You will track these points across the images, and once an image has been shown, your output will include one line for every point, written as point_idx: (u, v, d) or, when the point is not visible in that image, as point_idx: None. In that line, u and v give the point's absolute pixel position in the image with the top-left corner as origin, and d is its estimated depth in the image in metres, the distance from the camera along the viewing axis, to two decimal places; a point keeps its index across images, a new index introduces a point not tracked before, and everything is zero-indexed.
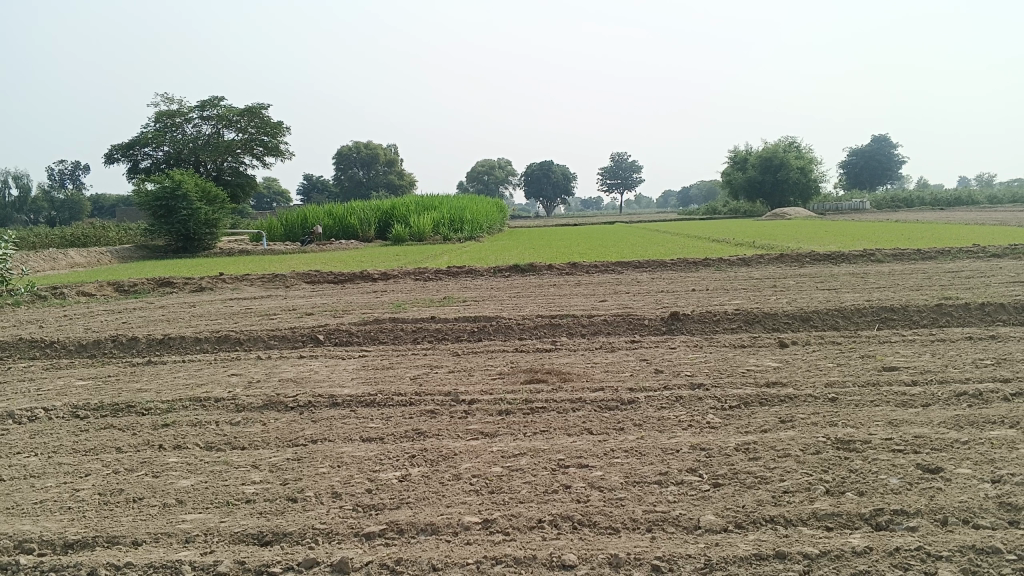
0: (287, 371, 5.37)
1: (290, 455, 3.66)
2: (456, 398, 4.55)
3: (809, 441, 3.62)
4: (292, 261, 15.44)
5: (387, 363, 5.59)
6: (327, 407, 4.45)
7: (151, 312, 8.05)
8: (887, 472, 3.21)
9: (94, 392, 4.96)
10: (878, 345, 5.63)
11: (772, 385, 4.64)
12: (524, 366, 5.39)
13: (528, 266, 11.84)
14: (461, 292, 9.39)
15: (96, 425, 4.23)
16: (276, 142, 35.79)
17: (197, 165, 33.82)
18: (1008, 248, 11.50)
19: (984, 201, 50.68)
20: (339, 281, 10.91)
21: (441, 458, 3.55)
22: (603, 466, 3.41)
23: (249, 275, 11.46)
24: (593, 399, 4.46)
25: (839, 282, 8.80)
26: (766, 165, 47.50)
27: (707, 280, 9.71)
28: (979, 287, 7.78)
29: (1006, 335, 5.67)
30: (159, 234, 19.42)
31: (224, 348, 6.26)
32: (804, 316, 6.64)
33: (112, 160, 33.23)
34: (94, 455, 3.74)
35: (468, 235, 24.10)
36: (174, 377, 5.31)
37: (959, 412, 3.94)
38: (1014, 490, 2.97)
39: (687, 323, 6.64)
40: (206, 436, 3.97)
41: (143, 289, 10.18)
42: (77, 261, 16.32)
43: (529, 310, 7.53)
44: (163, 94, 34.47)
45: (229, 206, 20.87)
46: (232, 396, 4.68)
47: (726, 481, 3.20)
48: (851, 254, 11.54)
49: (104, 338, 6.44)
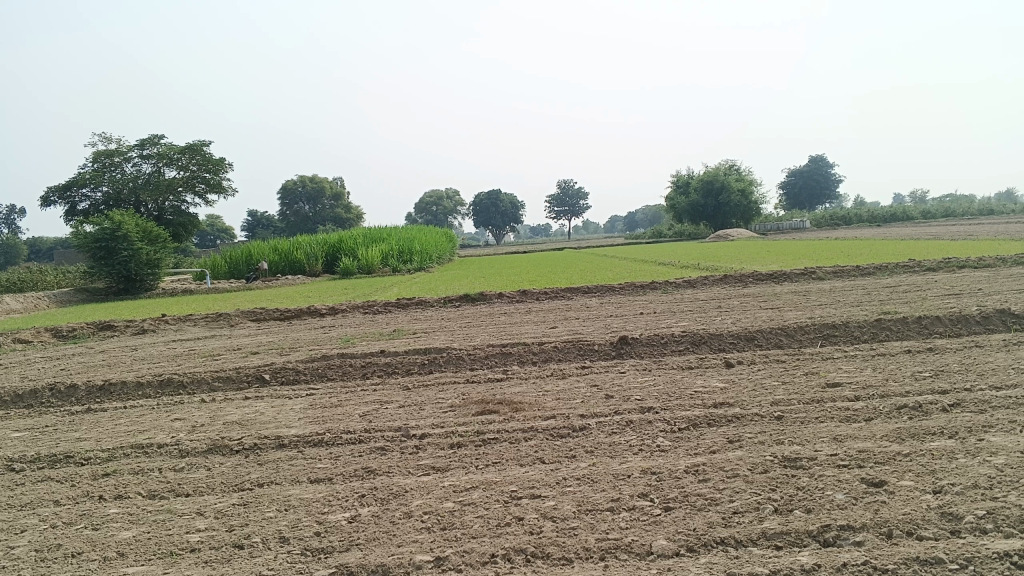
0: (233, 414, 5.25)
1: (236, 500, 3.57)
2: (406, 434, 4.50)
3: (757, 461, 3.66)
4: (236, 298, 15.17)
5: (336, 400, 5.50)
6: (274, 449, 4.36)
7: (91, 358, 7.83)
8: (833, 488, 3.26)
9: (30, 444, 4.79)
10: (821, 362, 5.74)
11: (720, 405, 4.69)
12: (475, 397, 5.36)
13: (477, 295, 11.84)
14: (410, 323, 9.36)
15: (32, 478, 4.09)
16: (219, 179, 35.33)
17: (137, 205, 33.18)
18: (942, 262, 11.86)
19: (918, 215, 52.36)
20: (286, 317, 10.79)
21: (392, 496, 3.51)
22: (555, 496, 3.40)
23: (192, 314, 11.24)
24: (544, 428, 4.45)
25: (782, 301, 8.98)
26: (707, 188, 48.33)
27: (655, 303, 9.84)
28: (916, 300, 8.01)
29: (943, 348, 5.84)
30: (99, 276, 18.97)
31: (167, 392, 6.11)
32: (749, 335, 6.74)
33: (48, 203, 32.38)
34: (30, 510, 3.60)
35: (417, 265, 24.02)
36: (115, 424, 5.15)
37: (901, 425, 4.03)
38: (955, 500, 3.05)
39: (635, 347, 6.70)
40: (148, 485, 3.86)
41: (82, 334, 9.91)
42: (13, 307, 15.83)
43: (480, 340, 7.50)
44: (99, 133, 33.85)
45: (171, 245, 20.50)
46: (175, 442, 4.57)
47: (677, 504, 3.22)
48: (793, 273, 11.80)
49: (42, 387, 6.24)
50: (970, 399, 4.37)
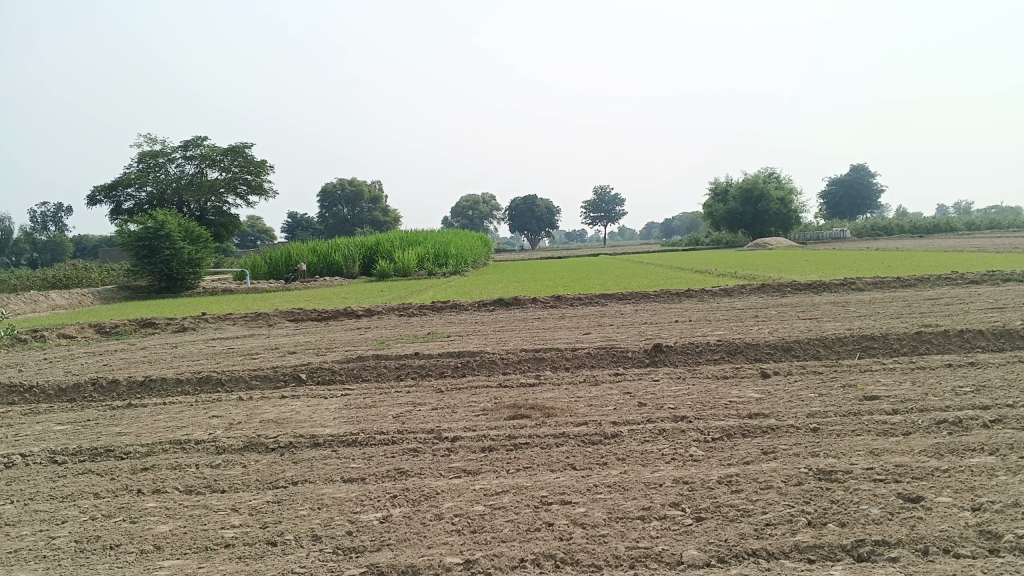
0: (268, 413, 5.31)
1: (269, 498, 3.62)
2: (439, 436, 4.53)
3: (791, 473, 3.62)
4: (275, 298, 15.36)
5: (370, 401, 5.55)
6: (308, 448, 4.41)
7: (132, 354, 7.99)
8: (869, 503, 3.22)
9: (73, 437, 4.91)
10: (859, 374, 5.66)
11: (754, 416, 4.65)
12: (508, 401, 5.37)
13: (512, 300, 11.86)
14: (445, 327, 9.40)
15: (74, 470, 4.18)
16: (260, 181, 35.84)
17: (180, 205, 33.78)
18: (986, 275, 11.61)
19: (963, 227, 51.31)
20: (323, 318, 10.91)
21: (423, 498, 3.53)
22: (585, 503, 3.39)
23: (231, 314, 11.41)
24: (576, 434, 4.45)
25: (820, 311, 8.88)
26: (746, 197, 47.88)
27: (690, 311, 9.77)
28: (959, 314, 7.86)
29: (986, 362, 5.72)
30: (142, 274, 19.33)
31: (205, 389, 6.22)
32: (785, 346, 6.66)
33: (94, 202, 33.10)
34: (71, 502, 3.69)
35: (454, 269, 24.14)
36: (154, 420, 5.24)
37: (939, 440, 3.96)
38: (994, 518, 2.99)
39: (669, 355, 6.66)
40: (185, 480, 3.93)
41: (124, 331, 10.12)
42: (59, 303, 16.21)
43: (513, 344, 7.52)
44: (146, 135, 34.64)
45: (212, 245, 20.83)
46: (212, 438, 4.65)
47: (709, 514, 3.19)
48: (832, 283, 11.65)
49: (85, 382, 6.38)
50: (1012, 416, 4.28)
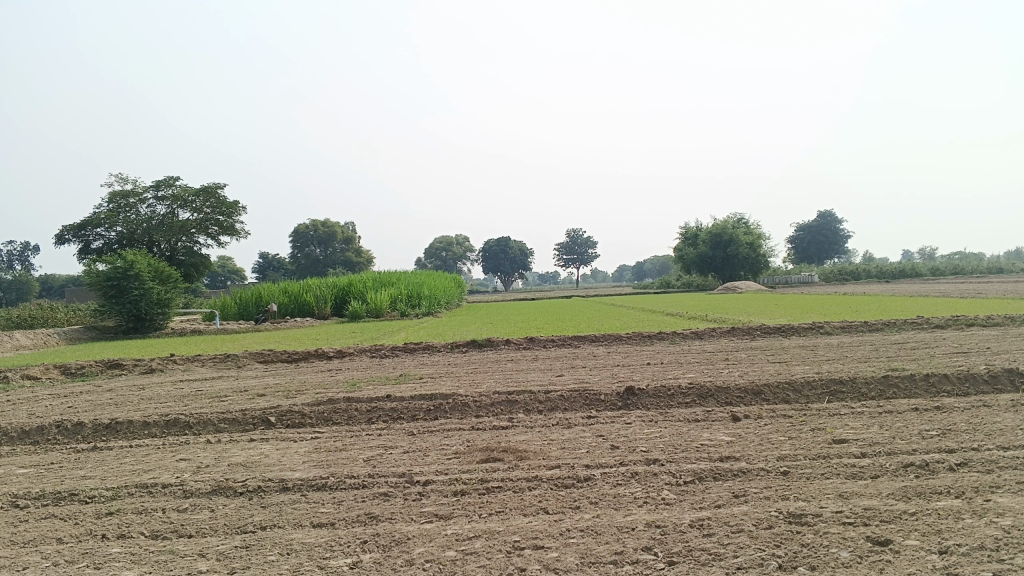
0: (237, 456, 5.24)
1: (238, 543, 3.57)
2: (410, 480, 4.50)
3: (762, 516, 3.64)
4: (245, 340, 15.19)
5: (341, 445, 5.49)
6: (277, 492, 4.36)
7: (99, 396, 7.85)
8: (838, 546, 3.24)
9: (35, 480, 4.80)
10: (828, 419, 5.70)
11: (725, 459, 4.67)
12: (480, 445, 5.34)
13: (484, 341, 11.87)
14: (418, 368, 9.36)
15: (36, 515, 4.09)
16: (232, 222, 35.68)
17: (150, 245, 33.50)
18: (950, 319, 11.85)
19: (928, 271, 52.35)
20: (293, 359, 10.83)
21: (394, 543, 3.50)
22: (557, 547, 3.38)
23: (200, 355, 11.28)
24: (549, 477, 4.44)
25: (790, 355, 8.98)
26: (715, 241, 48.49)
27: (662, 354, 9.82)
28: (925, 358, 8.00)
29: (952, 407, 5.80)
30: (109, 314, 19.07)
31: (172, 432, 6.12)
32: (756, 389, 6.71)
33: (62, 240, 32.68)
34: (33, 547, 3.61)
35: (426, 311, 24.18)
36: (120, 463, 5.15)
37: (907, 484, 4.01)
38: (960, 561, 3.02)
39: (641, 398, 6.69)
40: (151, 525, 3.86)
41: (90, 372, 9.97)
42: (23, 343, 15.90)
43: (486, 386, 7.52)
44: (118, 176, 34.54)
45: (182, 285, 20.64)
46: (179, 482, 4.57)
47: (681, 558, 3.20)
48: (801, 326, 11.79)
49: (49, 424, 6.26)
50: (976, 459, 4.35)
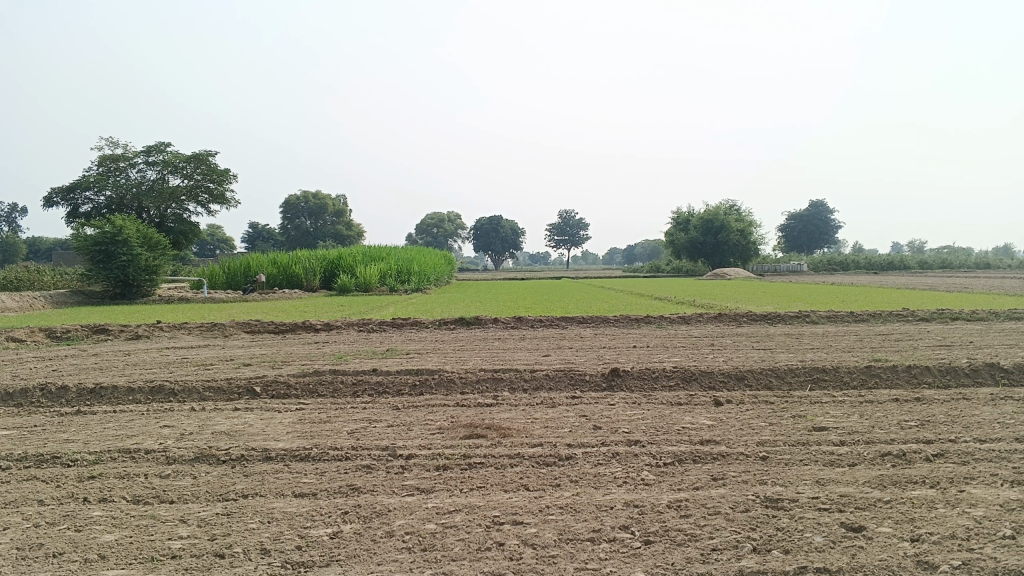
0: (221, 425, 5.25)
1: (219, 510, 3.59)
2: (393, 454, 4.52)
3: (739, 499, 3.69)
4: (233, 309, 15.15)
5: (325, 417, 5.52)
6: (260, 461, 4.38)
7: (83, 360, 7.83)
8: (812, 531, 3.30)
9: (18, 442, 4.80)
10: (809, 406, 5.76)
11: (706, 443, 4.72)
12: (464, 421, 5.37)
13: (473, 319, 11.89)
14: (405, 344, 9.37)
15: (18, 477, 4.10)
16: (223, 190, 35.45)
17: (139, 211, 33.28)
18: (935, 312, 11.96)
19: (916, 265, 52.67)
20: (280, 331, 10.82)
21: (375, 515, 3.53)
22: (537, 523, 3.42)
23: (187, 323, 11.23)
24: (531, 455, 4.48)
25: (775, 342, 9.04)
26: (707, 227, 48.63)
27: (649, 337, 9.87)
28: (908, 350, 8.06)
29: (931, 398, 5.87)
30: (96, 279, 18.97)
31: (157, 399, 6.13)
32: (739, 374, 6.77)
33: (51, 203, 32.46)
34: (14, 508, 3.62)
35: (414, 286, 24.18)
36: (103, 428, 5.15)
37: (884, 472, 4.06)
38: (931, 549, 3.08)
39: (626, 380, 6.73)
40: (133, 490, 3.88)
41: (76, 336, 9.94)
42: (8, 305, 15.80)
43: (472, 363, 7.55)
44: (109, 140, 34.32)
45: (170, 252, 20.51)
46: (162, 448, 4.58)
47: (657, 538, 3.24)
48: (787, 315, 11.87)
49: (33, 387, 6.25)
50: (953, 451, 4.41)
